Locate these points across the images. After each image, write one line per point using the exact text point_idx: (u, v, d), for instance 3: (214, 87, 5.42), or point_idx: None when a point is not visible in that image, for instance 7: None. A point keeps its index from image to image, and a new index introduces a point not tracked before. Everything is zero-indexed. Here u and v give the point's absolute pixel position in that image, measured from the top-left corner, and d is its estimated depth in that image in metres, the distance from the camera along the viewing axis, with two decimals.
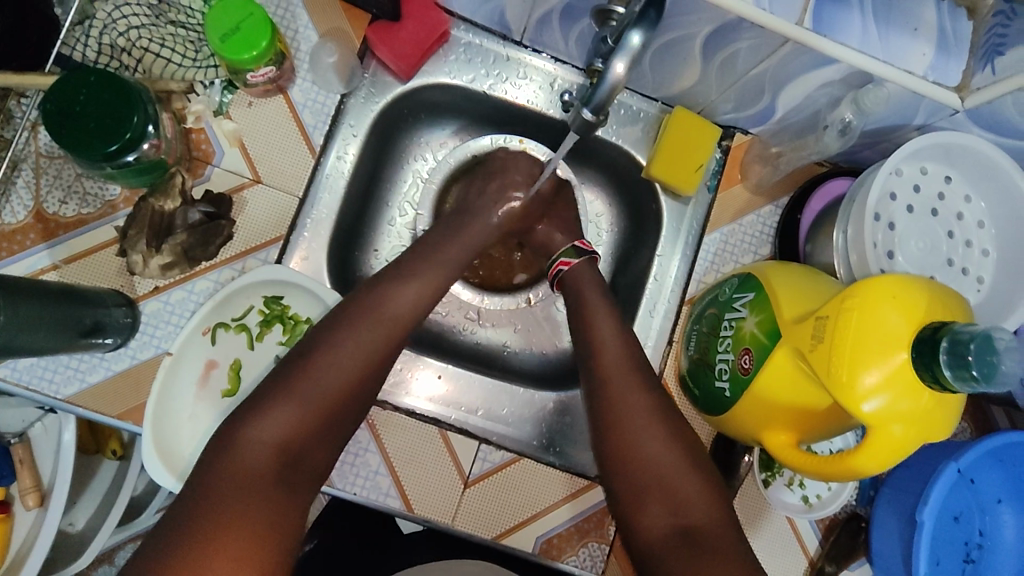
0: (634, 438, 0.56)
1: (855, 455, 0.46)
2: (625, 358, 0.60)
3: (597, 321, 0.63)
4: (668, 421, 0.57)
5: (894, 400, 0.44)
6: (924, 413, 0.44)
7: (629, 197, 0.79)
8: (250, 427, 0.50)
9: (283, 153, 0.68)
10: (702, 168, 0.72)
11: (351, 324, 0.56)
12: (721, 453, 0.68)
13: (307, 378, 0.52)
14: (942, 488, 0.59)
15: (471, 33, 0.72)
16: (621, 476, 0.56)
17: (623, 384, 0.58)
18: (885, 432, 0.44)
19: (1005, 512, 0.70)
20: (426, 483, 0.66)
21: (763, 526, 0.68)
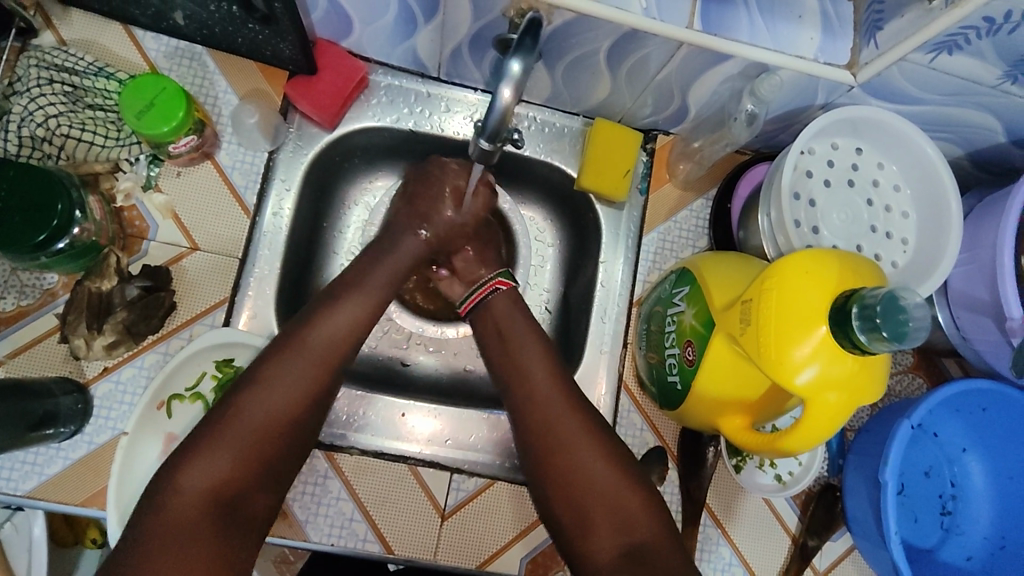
0: (588, 477, 0.56)
1: (799, 427, 0.48)
2: (552, 373, 0.61)
3: (534, 354, 0.62)
4: (571, 396, 0.60)
5: (825, 367, 0.45)
6: (854, 375, 0.46)
7: (568, 210, 0.81)
8: (182, 474, 0.48)
9: (217, 218, 0.68)
10: (629, 172, 0.74)
11: (287, 358, 0.54)
12: (688, 445, 0.69)
13: (240, 417, 0.51)
14: (900, 447, 0.61)
15: (389, 75, 0.74)
16: (565, 508, 0.56)
17: (535, 362, 0.62)
18: (821, 401, 0.46)
19: (972, 460, 0.71)
20: (403, 521, 0.66)
21: (742, 511, 0.69)
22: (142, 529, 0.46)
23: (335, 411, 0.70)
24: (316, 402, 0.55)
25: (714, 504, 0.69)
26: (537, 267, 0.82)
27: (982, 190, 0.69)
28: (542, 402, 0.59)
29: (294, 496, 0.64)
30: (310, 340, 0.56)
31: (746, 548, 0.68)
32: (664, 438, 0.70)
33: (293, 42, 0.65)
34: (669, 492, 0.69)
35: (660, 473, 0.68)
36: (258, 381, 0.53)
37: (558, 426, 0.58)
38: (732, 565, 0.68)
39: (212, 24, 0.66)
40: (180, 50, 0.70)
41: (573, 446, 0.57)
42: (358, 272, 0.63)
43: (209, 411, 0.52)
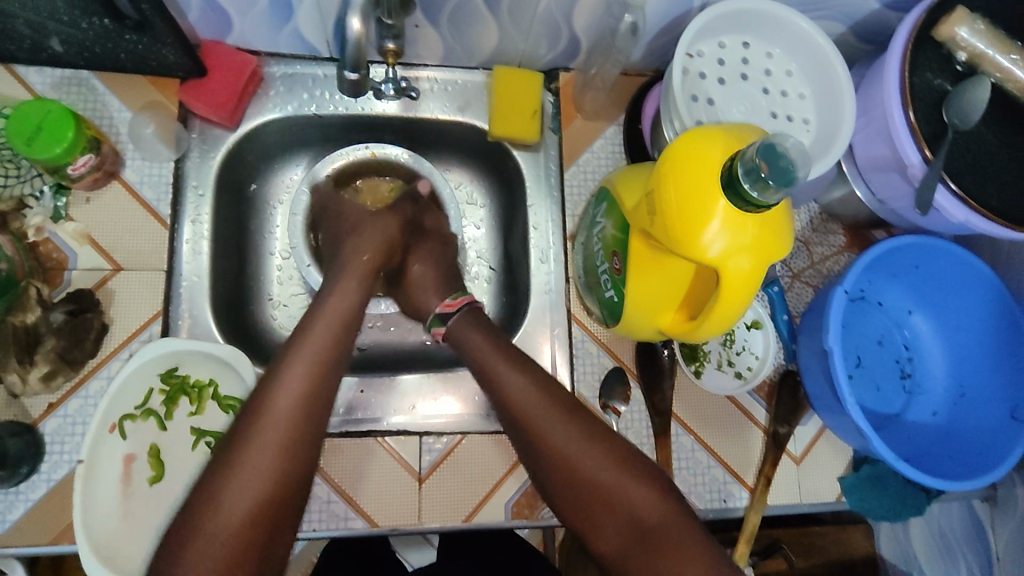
0: (581, 476, 0.54)
1: (721, 301, 0.49)
2: (528, 369, 0.59)
3: (509, 373, 0.58)
4: (553, 387, 0.58)
5: (731, 236, 0.46)
6: (759, 237, 0.47)
7: (491, 164, 0.81)
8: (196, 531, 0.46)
9: (136, 235, 0.68)
10: (537, 112, 0.75)
11: (243, 448, 0.49)
12: (645, 360, 0.70)
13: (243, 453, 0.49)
14: (837, 314, 0.63)
15: (282, 65, 0.74)
16: (567, 499, 0.55)
17: (509, 361, 0.60)
18: (733, 269, 0.47)
19: (919, 321, 0.73)
20: (382, 492, 0.66)
21: (710, 414, 0.70)
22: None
23: None
24: (293, 482, 0.49)
25: (681, 413, 0.70)
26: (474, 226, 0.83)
27: (868, 60, 0.71)
28: (536, 423, 0.56)
29: None
30: (265, 421, 0.50)
31: (721, 449, 0.70)
32: (619, 358, 0.71)
33: (174, 45, 0.65)
34: (636, 411, 0.69)
35: (622, 394, 0.69)
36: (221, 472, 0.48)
37: (554, 439, 0.55)
38: (712, 468, 0.69)
39: (89, 44, 0.65)
40: (67, 79, 0.69)
41: (560, 447, 0.55)
42: None
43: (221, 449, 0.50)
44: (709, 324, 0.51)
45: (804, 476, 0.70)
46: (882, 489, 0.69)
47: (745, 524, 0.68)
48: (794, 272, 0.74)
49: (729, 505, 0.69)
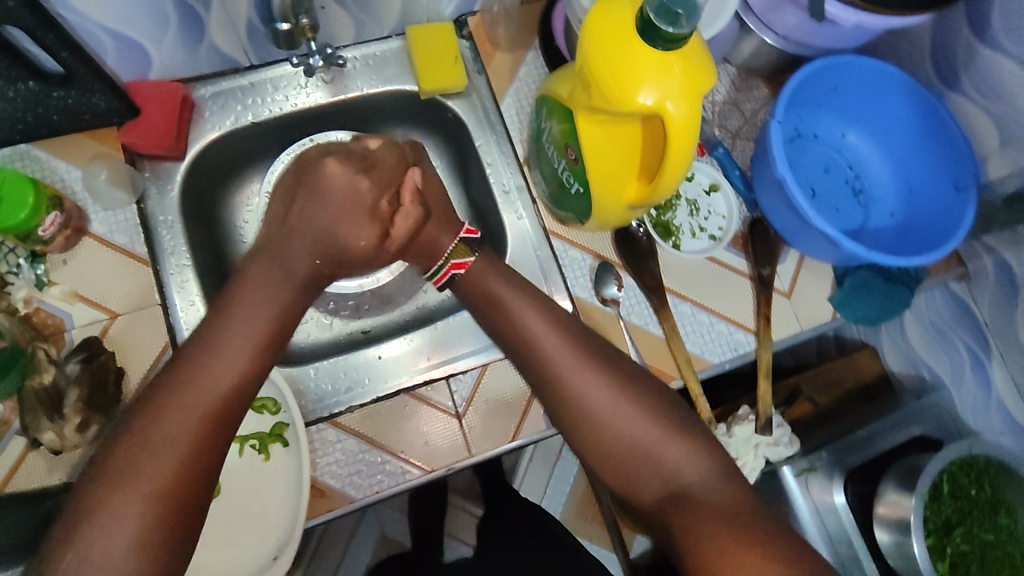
0: (625, 436, 0.61)
1: (671, 149, 0.53)
2: (567, 341, 0.63)
3: (545, 333, 0.64)
4: (594, 353, 0.63)
5: (659, 82, 0.51)
6: (685, 77, 0.51)
7: (431, 121, 0.84)
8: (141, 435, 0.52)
9: (121, 279, 0.69)
10: (458, 58, 0.77)
11: (172, 398, 0.54)
12: (627, 246, 0.73)
13: (188, 386, 0.55)
14: (778, 143, 0.68)
15: (209, 85, 0.76)
16: (609, 460, 0.62)
17: (549, 336, 0.63)
18: (672, 113, 0.51)
19: (857, 140, 0.80)
20: (428, 438, 0.69)
21: (700, 278, 0.75)
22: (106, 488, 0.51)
23: (320, 386, 0.71)
24: (212, 436, 0.54)
25: (674, 285, 0.74)
26: None
27: None
28: (580, 391, 0.61)
29: (322, 470, 0.67)
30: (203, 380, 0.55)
31: (719, 304, 0.74)
32: (605, 253, 0.74)
33: (104, 90, 0.66)
34: (632, 294, 0.73)
35: (614, 279, 0.72)
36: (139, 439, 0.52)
37: (599, 405, 0.61)
38: (715, 324, 0.74)
39: (20, 114, 0.67)
40: (8, 157, 0.70)
41: (603, 413, 0.61)
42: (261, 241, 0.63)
43: (169, 372, 0.56)
44: (666, 177, 0.55)
45: (799, 306, 0.76)
46: (867, 299, 0.75)
47: (760, 363, 0.73)
48: (733, 133, 0.81)
49: (740, 351, 0.73)
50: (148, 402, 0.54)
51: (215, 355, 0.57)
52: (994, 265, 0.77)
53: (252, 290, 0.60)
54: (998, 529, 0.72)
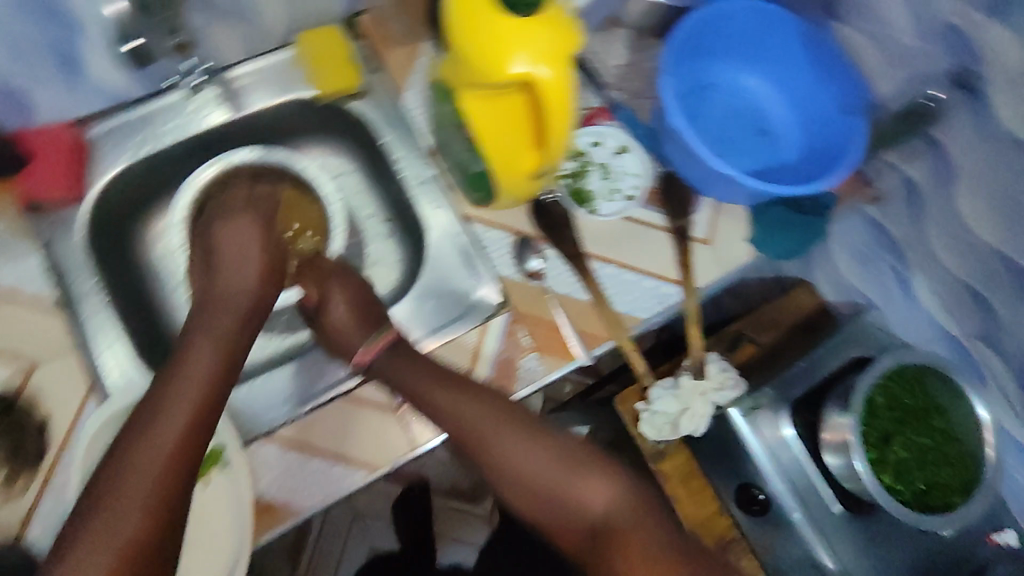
0: (532, 476, 0.62)
1: (550, 113, 0.53)
2: (467, 390, 0.65)
3: (444, 399, 0.64)
4: (501, 401, 0.65)
5: (527, 49, 0.51)
6: (552, 40, 0.51)
7: (338, 126, 0.81)
8: (100, 495, 0.52)
9: (35, 332, 0.69)
10: (351, 57, 0.78)
11: (132, 455, 0.53)
12: (542, 217, 0.74)
13: (146, 436, 0.54)
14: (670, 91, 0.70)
15: (102, 124, 0.74)
16: (530, 506, 0.62)
17: (443, 381, 0.66)
18: (544, 78, 0.51)
19: (758, 84, 0.81)
20: (369, 438, 0.68)
21: (620, 239, 0.76)
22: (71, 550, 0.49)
23: (256, 404, 0.70)
24: (174, 482, 0.53)
25: (595, 249, 0.75)
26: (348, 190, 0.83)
27: None
28: (490, 439, 0.63)
29: (266, 487, 0.66)
30: (158, 430, 0.55)
31: (641, 262, 0.76)
32: (523, 227, 0.74)
33: None
34: (556, 264, 0.73)
35: (535, 252, 0.73)
36: (94, 514, 0.51)
37: (506, 451, 0.63)
38: (642, 282, 0.75)
39: None
40: None
41: (509, 456, 0.63)
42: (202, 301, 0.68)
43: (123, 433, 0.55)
44: (554, 141, 0.56)
45: (721, 252, 0.77)
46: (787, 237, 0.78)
47: (690, 313, 0.74)
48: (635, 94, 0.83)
49: (668, 303, 0.75)
50: (109, 465, 0.53)
51: (164, 408, 0.56)
52: (900, 182, 0.79)
53: (201, 346, 0.62)
54: (933, 433, 0.76)
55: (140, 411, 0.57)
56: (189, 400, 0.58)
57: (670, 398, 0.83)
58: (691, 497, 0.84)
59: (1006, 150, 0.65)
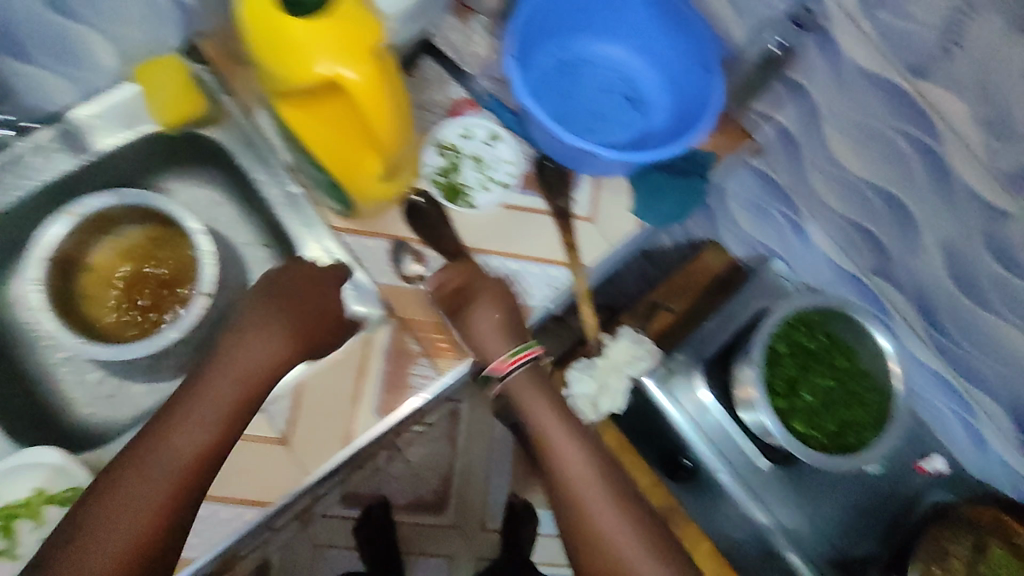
0: (597, 532, 0.66)
1: (366, 109, 0.51)
2: (592, 474, 0.66)
3: (548, 420, 0.67)
4: (614, 479, 0.67)
5: (323, 45, 0.48)
6: (349, 34, 0.48)
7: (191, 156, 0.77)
8: (88, 521, 0.54)
9: None
10: (194, 82, 0.73)
11: (132, 479, 0.56)
12: (415, 220, 0.70)
13: (150, 462, 0.57)
14: (517, 75, 0.66)
15: None
16: (580, 549, 0.67)
17: (586, 476, 0.66)
18: (349, 76, 0.49)
19: (623, 49, 0.77)
20: (258, 472, 0.65)
21: (500, 229, 0.74)
22: (53, 556, 0.53)
23: None
24: (170, 520, 0.56)
25: (475, 243, 0.73)
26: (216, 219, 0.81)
27: None
28: (583, 488, 0.66)
29: None
30: (165, 461, 0.57)
31: (525, 248, 0.74)
32: (395, 232, 0.71)
33: None
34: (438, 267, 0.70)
35: (411, 254, 0.70)
36: (114, 489, 0.55)
37: (593, 505, 0.66)
38: (528, 268, 0.73)
39: None
40: None
41: (592, 504, 0.66)
42: (243, 327, 0.64)
43: (126, 453, 0.58)
44: (387, 140, 0.54)
45: (606, 227, 0.76)
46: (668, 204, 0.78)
47: (579, 293, 0.74)
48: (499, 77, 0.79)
49: (557, 286, 0.74)
50: (107, 481, 0.56)
51: (175, 432, 0.58)
52: (776, 133, 0.78)
53: (242, 355, 0.63)
54: (838, 373, 0.77)
55: (150, 429, 0.59)
56: (223, 412, 0.60)
57: (586, 378, 0.80)
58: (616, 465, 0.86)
59: (860, 82, 0.64)
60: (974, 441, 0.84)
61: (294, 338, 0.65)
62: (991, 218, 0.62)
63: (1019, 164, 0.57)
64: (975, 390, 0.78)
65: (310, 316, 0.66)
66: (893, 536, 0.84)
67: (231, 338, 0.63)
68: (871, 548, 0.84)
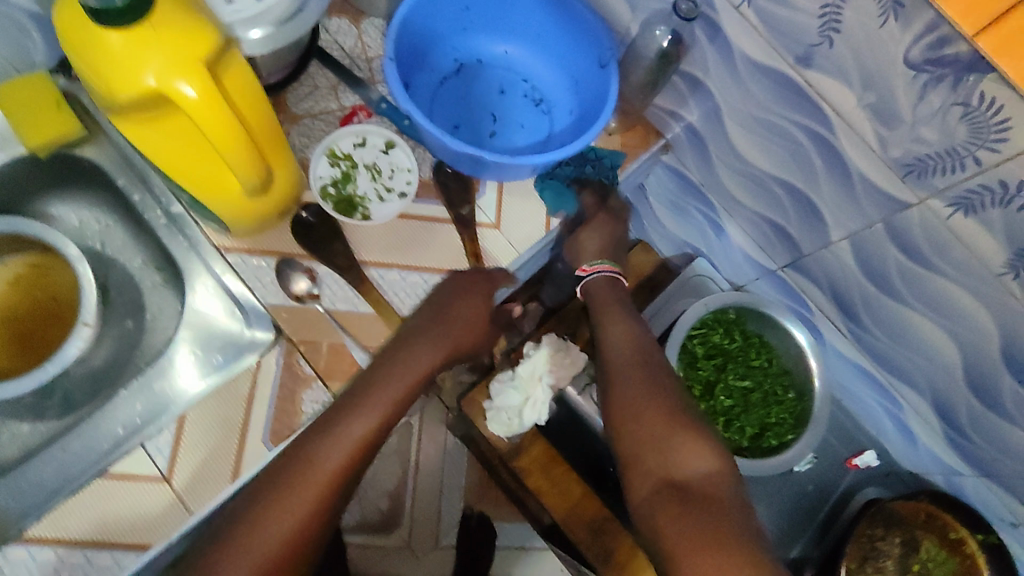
0: (664, 446, 0.58)
1: (209, 129, 0.47)
2: (641, 359, 0.64)
3: (614, 330, 0.67)
4: (667, 389, 0.62)
5: (150, 58, 0.44)
6: (183, 46, 0.45)
7: (73, 180, 0.74)
8: (241, 531, 0.52)
9: None
10: (62, 101, 0.67)
11: (281, 493, 0.53)
12: (304, 234, 0.67)
13: (306, 470, 0.54)
14: (394, 78, 0.63)
15: None
16: (634, 458, 0.59)
17: (634, 370, 0.63)
18: (183, 91, 0.45)
19: (523, 52, 0.75)
20: (138, 514, 0.60)
21: (400, 240, 0.70)
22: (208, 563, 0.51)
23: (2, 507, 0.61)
24: (306, 534, 0.53)
25: (374, 256, 0.69)
26: (104, 246, 0.76)
27: None
28: (615, 391, 0.62)
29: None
30: (318, 478, 0.54)
31: (428, 259, 0.70)
32: (286, 249, 0.68)
33: None
34: (330, 282, 0.67)
35: (303, 272, 0.67)
36: (262, 522, 0.52)
37: (656, 418, 0.59)
38: (431, 280, 0.69)
39: None
40: None
41: (647, 416, 0.59)
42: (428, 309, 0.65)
43: (286, 462, 0.55)
44: (238, 163, 0.50)
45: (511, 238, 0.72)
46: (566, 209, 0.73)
47: None
48: None
49: None
50: (264, 494, 0.53)
51: (330, 440, 0.56)
52: (684, 131, 0.76)
53: (403, 360, 0.61)
54: (758, 373, 0.79)
55: (309, 434, 0.56)
56: (383, 412, 0.58)
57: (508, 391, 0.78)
58: (547, 479, 0.83)
59: (751, 73, 0.62)
60: (904, 436, 0.82)
61: (455, 340, 0.64)
62: (889, 209, 0.60)
63: (908, 151, 0.55)
64: (899, 383, 0.76)
65: (468, 322, 0.65)
66: (827, 536, 0.85)
67: (438, 327, 0.64)
68: (805, 549, 0.85)
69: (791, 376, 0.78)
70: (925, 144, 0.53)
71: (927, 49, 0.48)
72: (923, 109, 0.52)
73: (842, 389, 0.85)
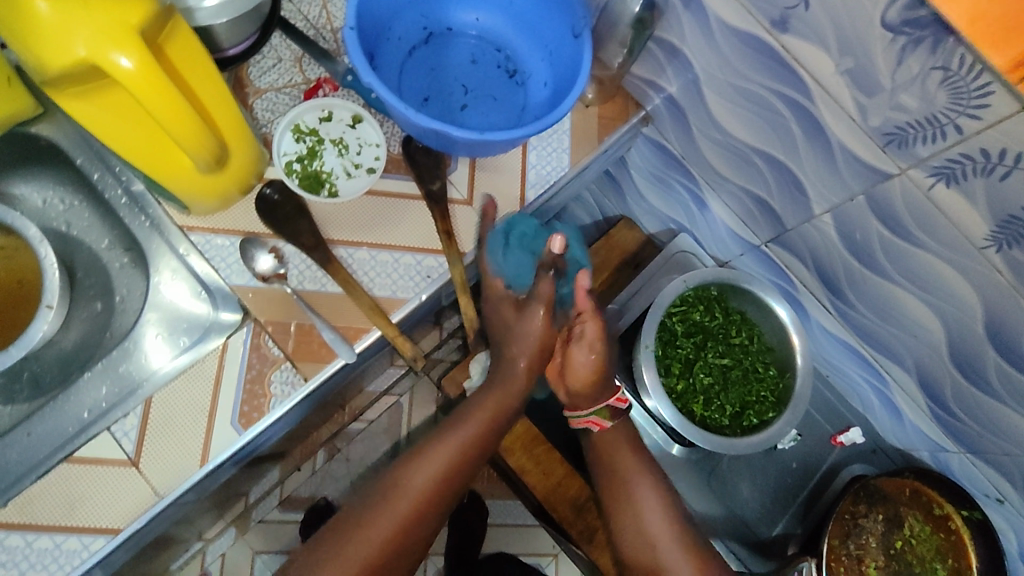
0: (646, 523, 0.71)
1: (145, 103, 0.46)
2: (650, 474, 0.73)
3: (621, 431, 0.75)
4: (662, 486, 0.73)
5: (79, 28, 0.44)
6: (113, 15, 0.44)
7: (33, 159, 0.72)
8: (353, 530, 0.62)
9: None
10: (13, 77, 0.62)
11: (382, 505, 0.63)
12: (268, 213, 0.65)
13: (399, 492, 0.63)
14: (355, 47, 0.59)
15: None
16: (627, 542, 0.71)
17: (633, 470, 0.73)
18: (114, 62, 0.44)
19: (496, 19, 0.72)
20: (105, 498, 0.59)
21: (370, 218, 0.68)
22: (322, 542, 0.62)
23: None
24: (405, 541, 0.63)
25: (342, 235, 0.67)
26: (69, 225, 0.75)
27: None
28: (620, 484, 0.72)
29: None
30: (412, 490, 0.64)
31: (398, 237, 0.68)
32: (252, 228, 0.66)
33: None
34: (297, 262, 0.65)
35: (269, 252, 0.65)
36: (368, 522, 0.62)
37: (648, 511, 0.71)
38: (400, 259, 0.67)
39: None
40: None
41: (641, 508, 0.71)
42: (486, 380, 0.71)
43: (385, 480, 0.65)
44: (183, 138, 0.48)
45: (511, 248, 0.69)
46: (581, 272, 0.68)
47: (455, 281, 0.68)
48: None
49: (435, 277, 0.68)
50: (367, 501, 0.64)
51: (422, 465, 0.65)
52: (664, 102, 0.73)
53: (479, 400, 0.69)
54: (741, 350, 0.78)
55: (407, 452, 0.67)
56: (464, 448, 0.67)
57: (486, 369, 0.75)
58: (530, 460, 0.82)
59: (726, 38, 0.59)
60: (891, 413, 0.80)
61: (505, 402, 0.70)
62: (871, 180, 0.58)
63: (888, 120, 0.53)
64: (884, 359, 0.75)
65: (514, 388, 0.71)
66: (811, 513, 0.85)
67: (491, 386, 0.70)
68: (788, 526, 0.85)
69: (774, 353, 0.77)
70: (905, 112, 0.51)
71: (904, 9, 0.45)
72: (901, 75, 0.49)
73: (830, 365, 0.84)
